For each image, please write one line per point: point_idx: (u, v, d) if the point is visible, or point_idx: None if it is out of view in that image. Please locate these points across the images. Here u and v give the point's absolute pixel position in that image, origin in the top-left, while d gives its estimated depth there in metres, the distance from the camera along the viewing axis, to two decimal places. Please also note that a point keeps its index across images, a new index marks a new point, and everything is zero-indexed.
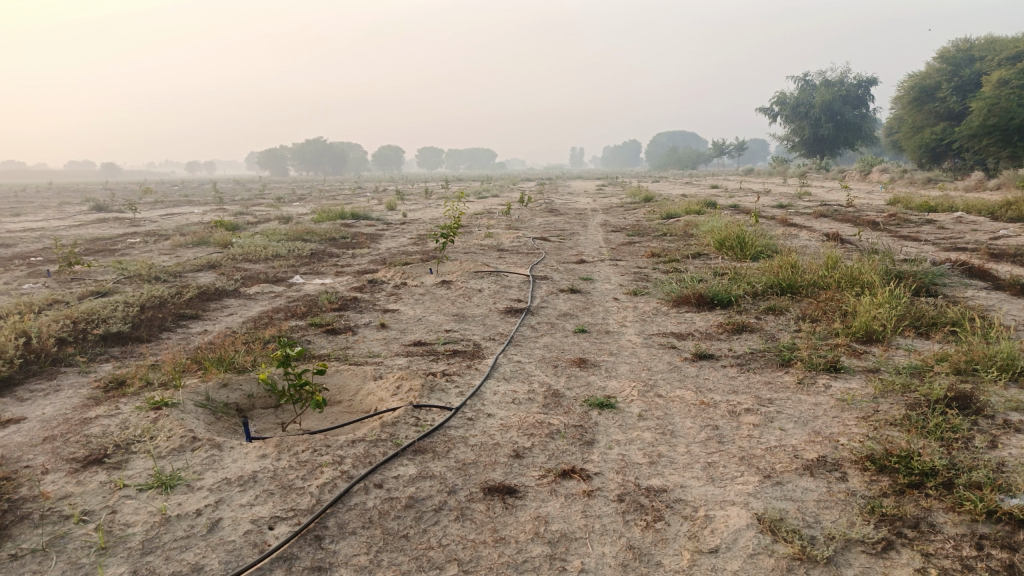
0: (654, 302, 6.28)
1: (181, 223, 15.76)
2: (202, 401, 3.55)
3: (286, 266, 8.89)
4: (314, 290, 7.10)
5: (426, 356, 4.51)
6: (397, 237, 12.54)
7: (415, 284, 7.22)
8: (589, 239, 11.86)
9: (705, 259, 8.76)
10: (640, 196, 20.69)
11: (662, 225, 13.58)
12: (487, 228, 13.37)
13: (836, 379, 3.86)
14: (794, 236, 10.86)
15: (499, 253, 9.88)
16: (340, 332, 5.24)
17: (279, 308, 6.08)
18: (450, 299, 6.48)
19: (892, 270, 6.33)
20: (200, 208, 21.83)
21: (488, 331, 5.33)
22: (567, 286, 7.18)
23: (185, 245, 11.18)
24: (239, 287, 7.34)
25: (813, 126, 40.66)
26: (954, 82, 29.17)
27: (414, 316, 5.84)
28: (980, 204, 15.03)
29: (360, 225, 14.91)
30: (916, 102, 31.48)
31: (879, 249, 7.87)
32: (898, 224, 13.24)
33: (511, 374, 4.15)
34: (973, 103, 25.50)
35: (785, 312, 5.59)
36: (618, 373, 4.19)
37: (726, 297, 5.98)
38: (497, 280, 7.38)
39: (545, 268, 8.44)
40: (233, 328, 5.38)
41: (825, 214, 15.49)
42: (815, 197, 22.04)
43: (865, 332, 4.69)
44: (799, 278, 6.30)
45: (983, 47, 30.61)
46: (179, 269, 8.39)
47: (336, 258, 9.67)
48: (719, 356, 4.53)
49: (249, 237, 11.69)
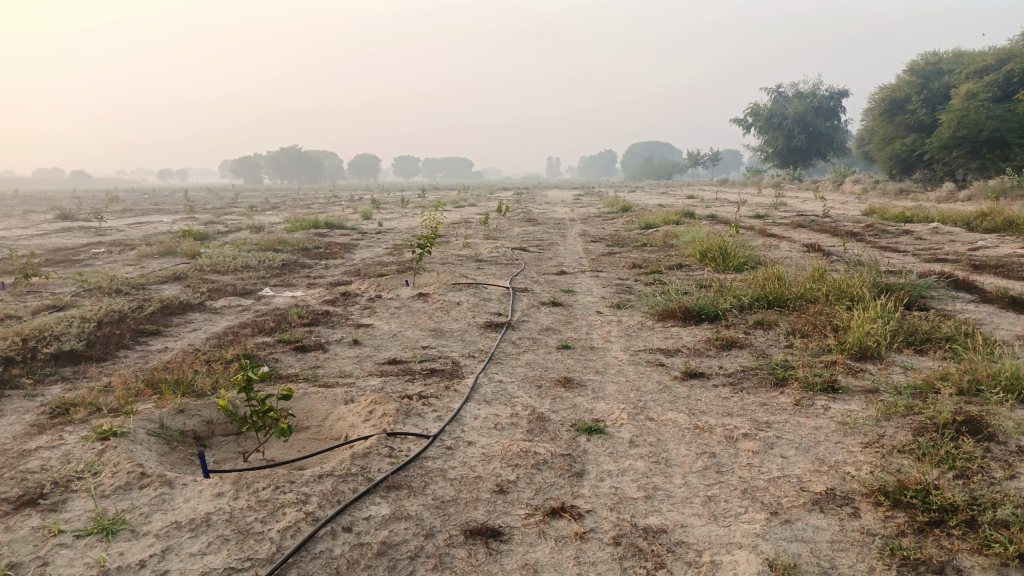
0: (639, 316, 6.07)
1: (149, 232, 15.32)
2: (155, 430, 3.26)
3: (256, 277, 8.55)
4: (285, 303, 6.80)
5: (401, 376, 4.25)
6: (372, 247, 12.24)
7: (391, 296, 6.94)
8: (569, 249, 11.68)
9: (688, 270, 8.59)
10: (618, 206, 20.60)
11: (641, 235, 13.45)
12: (465, 237, 13.13)
13: (835, 400, 3.67)
14: (776, 247, 10.76)
15: (477, 263, 9.64)
16: (310, 350, 4.95)
17: (246, 323, 5.77)
18: (427, 313, 6.21)
19: (880, 282, 6.19)
20: (169, 216, 21.31)
21: (467, 348, 5.08)
22: (548, 298, 6.95)
23: (151, 255, 10.79)
24: (206, 300, 7.01)
25: (787, 137, 41.04)
26: (925, 94, 29.56)
27: (389, 331, 5.57)
28: (955, 215, 15.09)
29: (334, 234, 14.59)
30: (887, 114, 31.87)
31: (863, 260, 7.75)
32: (876, 235, 13.22)
33: (492, 395, 3.90)
34: (943, 115, 25.85)
35: (774, 327, 5.41)
36: (605, 394, 3.96)
37: (713, 311, 5.79)
38: (476, 293, 7.13)
39: (524, 279, 8.21)
40: (196, 345, 5.07)
41: (803, 225, 15.47)
42: (791, 207, 22.13)
43: (859, 349, 4.51)
44: (787, 291, 6.13)
45: (952, 60, 31.10)
46: (143, 281, 8.03)
47: (309, 269, 9.36)
48: (710, 374, 4.32)
49: (219, 247, 11.32)
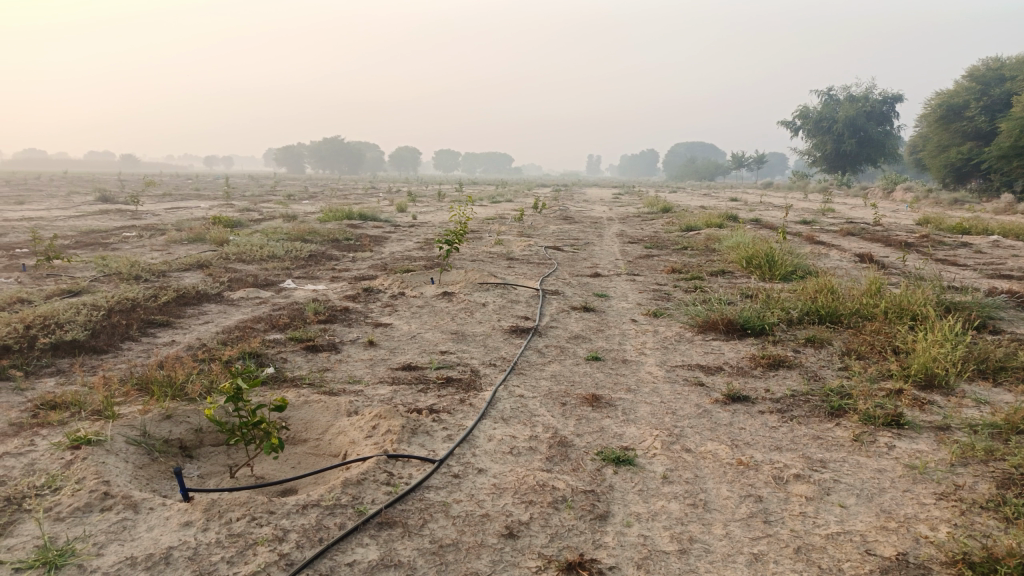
0: (677, 327, 5.64)
1: (183, 218, 15.27)
2: (137, 439, 2.95)
3: (280, 268, 8.30)
4: (304, 297, 6.51)
5: (414, 386, 3.89)
6: (403, 241, 11.95)
7: (414, 294, 6.62)
8: (605, 250, 11.24)
9: (730, 277, 8.11)
10: (658, 206, 20.05)
11: (681, 238, 12.94)
12: (498, 233, 12.77)
13: (901, 439, 3.20)
14: (824, 256, 10.18)
15: (509, 262, 9.27)
16: (321, 351, 4.62)
17: (259, 318, 5.49)
18: (450, 314, 5.86)
19: (944, 300, 5.65)
20: (207, 202, 21.36)
21: (489, 354, 4.71)
22: (580, 302, 6.55)
23: (180, 241, 10.65)
24: (224, 290, 6.75)
25: (835, 141, 39.82)
26: (984, 101, 28.31)
27: (408, 333, 5.23)
28: (1017, 228, 14.23)
29: (367, 226, 14.37)
30: (943, 121, 30.60)
31: (923, 274, 7.17)
32: (932, 247, 12.52)
33: (511, 413, 3.52)
34: (1003, 124, 24.65)
35: (826, 346, 4.95)
36: (637, 417, 3.55)
37: (759, 325, 5.32)
38: (504, 294, 6.77)
39: (556, 281, 7.82)
40: (204, 341, 4.79)
41: (853, 233, 14.78)
42: (839, 214, 21.33)
43: (925, 376, 4.03)
44: (840, 306, 5.63)
45: (1015, 67, 29.73)
46: (165, 268, 7.84)
47: (335, 261, 9.10)
48: (756, 398, 3.87)
49: (248, 236, 11.15)
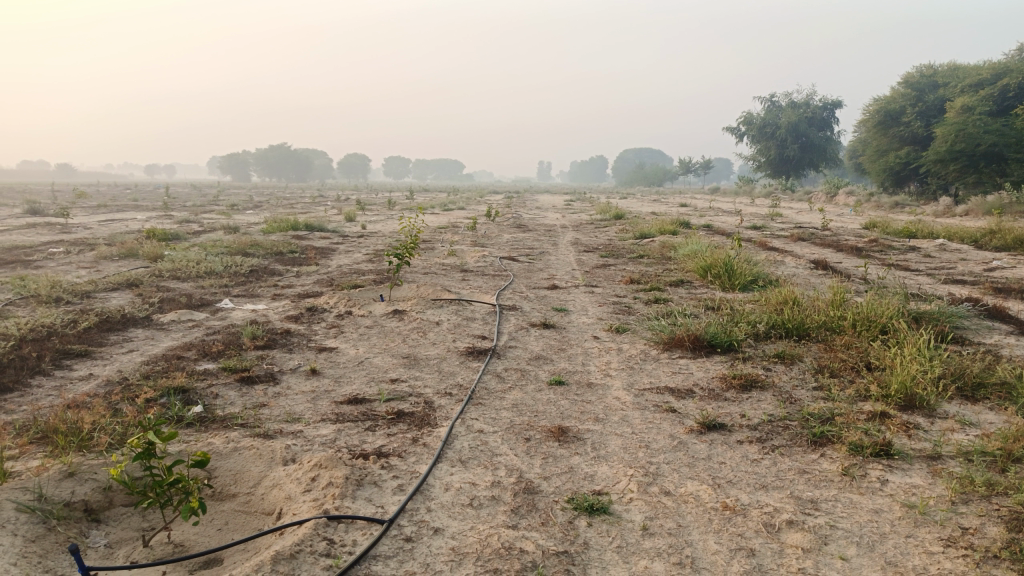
0: (641, 343, 5.37)
1: (116, 231, 14.49)
2: (31, 504, 2.48)
3: (219, 286, 7.79)
4: (242, 319, 6.04)
5: (361, 424, 3.50)
6: (352, 253, 11.49)
7: (362, 313, 6.21)
8: (561, 259, 10.97)
9: (690, 288, 7.92)
10: (611, 213, 19.94)
11: (636, 245, 12.79)
12: (451, 243, 12.41)
13: (894, 471, 2.97)
14: (781, 263, 10.10)
15: (462, 274, 8.91)
16: (257, 384, 4.19)
17: (191, 346, 5.01)
18: (401, 335, 5.47)
19: (910, 310, 5.51)
20: (145, 214, 20.48)
21: (444, 381, 4.34)
22: (538, 318, 6.24)
23: (110, 258, 10.00)
24: (153, 313, 6.23)
25: (780, 146, 40.60)
26: (919, 107, 29.10)
27: (355, 358, 4.82)
28: (961, 232, 14.50)
29: (313, 237, 13.85)
30: (881, 126, 31.38)
31: (883, 283, 7.08)
32: (883, 251, 12.62)
33: (470, 453, 3.16)
34: (938, 128, 25.33)
35: (797, 362, 4.74)
36: (609, 453, 3.25)
37: (726, 341, 5.08)
38: (458, 310, 6.41)
39: (512, 294, 7.50)
40: (125, 375, 4.30)
41: (804, 238, 14.89)
42: (787, 218, 21.57)
43: (905, 397, 3.83)
44: (807, 319, 5.44)
45: (947, 74, 30.71)
46: (90, 289, 7.25)
47: (277, 277, 8.61)
48: (733, 426, 3.60)
49: (185, 250, 10.54)
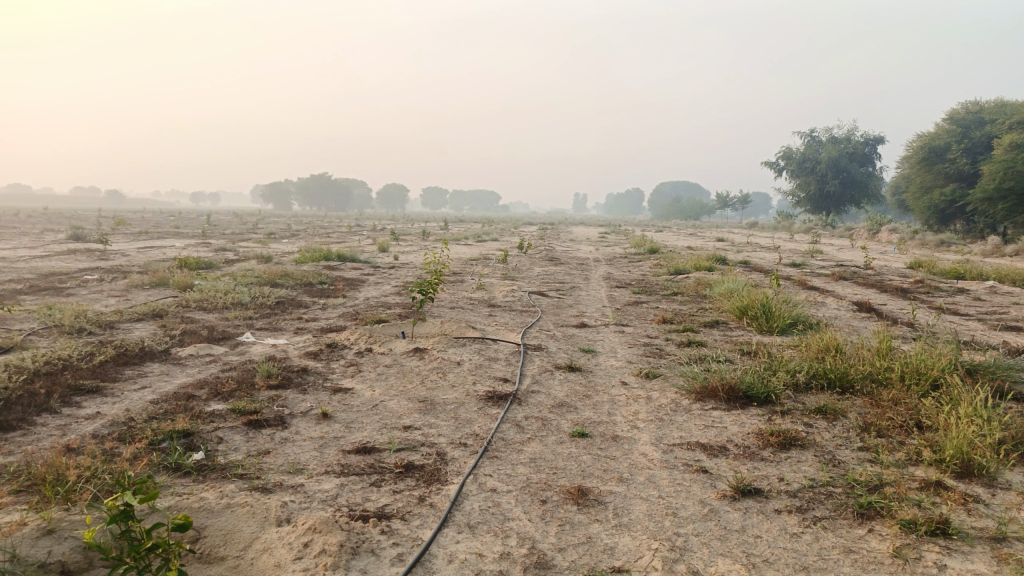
0: (672, 391, 5.08)
1: (152, 258, 14.65)
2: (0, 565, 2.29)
3: (242, 318, 7.70)
4: (260, 355, 5.90)
5: (366, 478, 3.28)
6: (380, 285, 11.39)
7: (382, 351, 6.03)
8: (592, 295, 10.71)
9: (725, 330, 7.60)
10: (645, 247, 19.65)
11: (670, 282, 12.48)
12: (481, 276, 12.26)
13: (953, 555, 2.64)
14: (821, 304, 9.71)
15: (490, 310, 8.70)
16: (265, 428, 4.01)
17: (204, 384, 4.87)
18: (419, 376, 5.26)
19: (964, 362, 5.13)
20: (183, 241, 20.78)
21: (461, 429, 4.11)
22: (564, 360, 5.99)
23: (140, 286, 10.02)
24: (172, 347, 6.13)
25: (819, 181, 39.93)
26: (965, 143, 28.37)
27: (370, 401, 4.63)
28: (1013, 273, 13.90)
29: (344, 267, 13.84)
30: (925, 162, 30.63)
31: (932, 329, 6.69)
32: (929, 293, 12.12)
33: (479, 517, 2.92)
34: (985, 166, 24.60)
35: (840, 418, 4.41)
36: (632, 520, 2.97)
37: (764, 392, 4.76)
38: (481, 349, 6.19)
39: (539, 333, 7.26)
40: (132, 414, 4.15)
41: (845, 277, 14.42)
42: (828, 255, 21.01)
43: (962, 463, 3.49)
44: (851, 369, 5.10)
45: (995, 110, 29.96)
46: (114, 320, 7.20)
47: (302, 309, 8.51)
48: (769, 492, 3.29)
49: (215, 279, 10.55)
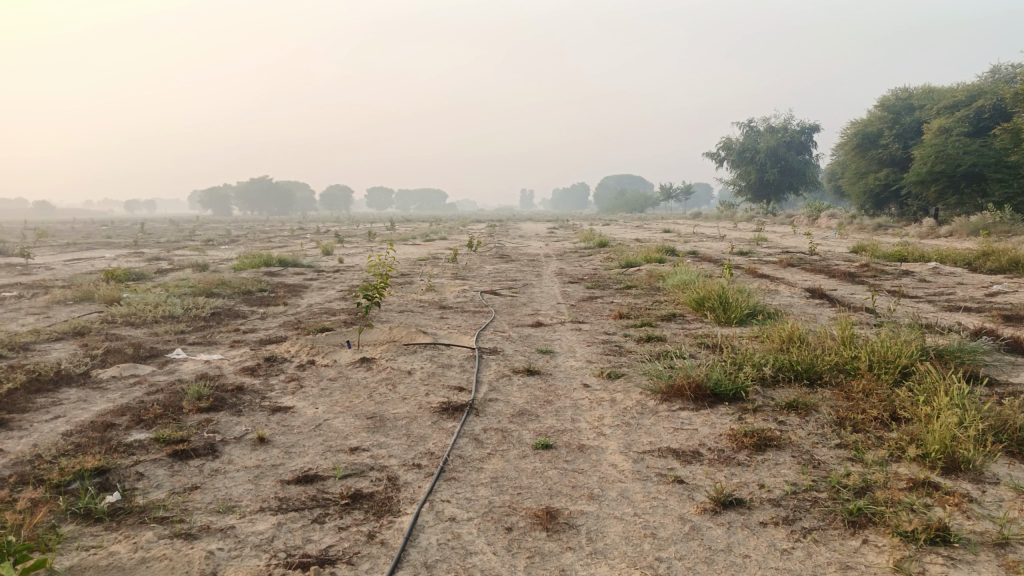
0: (637, 391, 4.81)
1: (78, 271, 13.79)
2: None
3: (174, 333, 7.15)
4: (191, 373, 5.42)
5: (308, 514, 2.90)
6: (324, 290, 10.87)
7: (326, 362, 5.61)
8: (545, 292, 10.43)
9: (683, 323, 7.40)
10: (595, 241, 19.51)
11: (622, 275, 12.29)
12: (430, 277, 11.86)
13: (959, 566, 2.43)
14: (774, 292, 9.64)
15: (441, 312, 8.32)
16: (192, 460, 3.58)
17: (126, 410, 4.39)
18: (367, 389, 4.87)
19: (931, 348, 4.99)
20: (113, 251, 19.79)
21: (414, 447, 3.75)
22: (521, 363, 5.67)
23: (62, 302, 9.32)
24: (93, 369, 5.59)
25: (759, 170, 40.59)
26: (897, 129, 29.11)
27: (312, 421, 4.22)
28: (954, 253, 14.16)
29: (287, 273, 13.25)
30: (859, 148, 31.32)
31: (889, 315, 6.60)
32: (876, 276, 12.23)
33: (437, 553, 2.59)
34: (917, 150, 25.22)
35: (813, 413, 4.21)
36: (608, 546, 2.68)
37: (732, 390, 4.53)
38: (433, 356, 5.82)
39: (493, 334, 6.92)
40: (37, 449, 3.67)
41: (793, 263, 14.49)
42: (773, 243, 21.18)
43: (947, 458, 3.30)
44: (818, 360, 4.92)
45: (923, 96, 30.83)
46: (29, 342, 6.58)
47: (240, 320, 8.00)
48: (752, 502, 3.04)
49: (145, 291, 9.90)
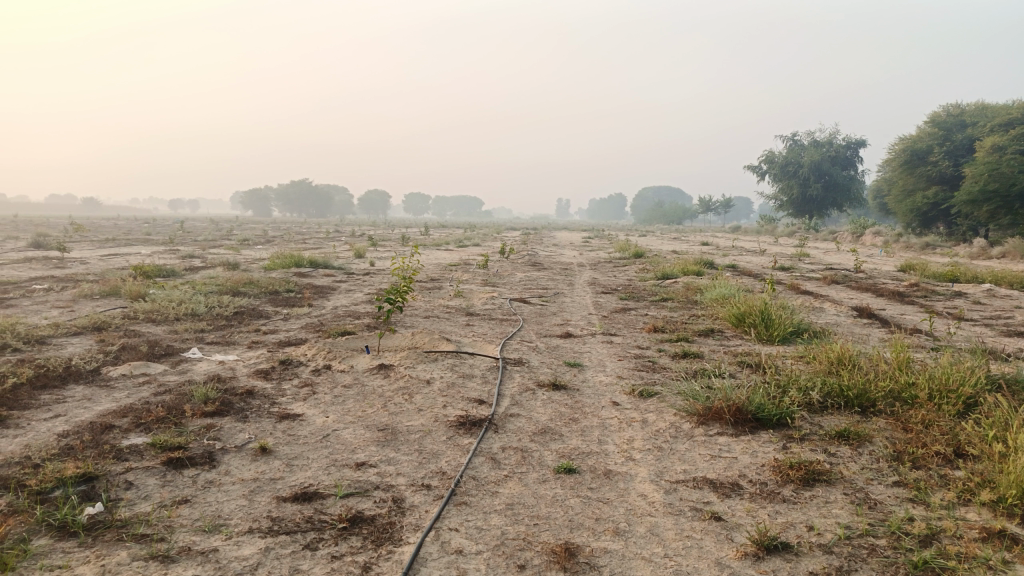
0: (671, 413, 4.46)
1: (111, 266, 13.85)
2: None
3: (194, 331, 6.98)
4: (203, 374, 5.21)
5: (300, 539, 2.62)
6: (352, 293, 10.68)
7: (342, 368, 5.36)
8: (577, 302, 10.09)
9: (721, 339, 7.01)
10: (630, 251, 19.11)
11: (658, 287, 11.91)
12: (459, 283, 11.61)
13: None
14: (819, 310, 9.15)
15: (467, 319, 8.05)
16: (187, 469, 3.33)
17: (127, 412, 4.17)
18: (382, 398, 4.60)
19: (999, 377, 4.53)
20: (150, 248, 19.96)
21: (426, 465, 3.46)
22: (548, 376, 5.35)
23: (89, 297, 9.27)
24: (104, 365, 5.42)
25: (801, 185, 39.68)
26: (947, 146, 28.12)
27: (320, 431, 3.95)
28: (1010, 275, 13.46)
29: (316, 274, 13.12)
30: (906, 165, 30.35)
31: (946, 339, 6.13)
32: (927, 297, 11.63)
33: None
34: (968, 169, 24.28)
35: (866, 445, 3.81)
36: None
37: (775, 415, 4.16)
38: (456, 365, 5.53)
39: (520, 344, 6.61)
40: (27, 450, 3.46)
41: (837, 280, 13.93)
42: (816, 259, 20.52)
43: None
44: (871, 386, 4.51)
45: (975, 113, 29.78)
46: (46, 336, 6.46)
47: (262, 321, 7.81)
48: (800, 548, 2.68)
49: (172, 288, 9.82)
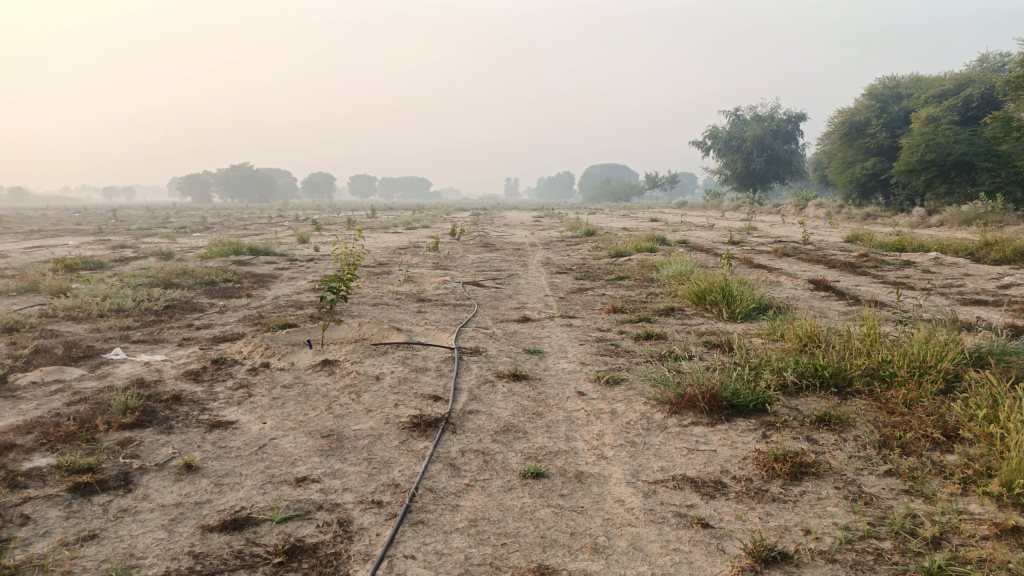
0: (641, 402, 4.16)
1: (33, 260, 12.92)
2: None
3: (118, 329, 6.38)
4: (125, 378, 4.68)
5: None
6: (294, 281, 10.11)
7: (282, 366, 4.90)
8: (532, 284, 9.74)
9: (684, 318, 6.76)
10: (582, 229, 18.85)
11: (613, 265, 11.66)
12: (409, 267, 11.14)
13: None
14: (776, 285, 8.99)
15: (419, 306, 7.62)
16: (98, 496, 2.87)
17: (32, 428, 3.65)
18: (327, 399, 4.17)
19: (973, 351, 4.35)
20: (78, 239, 18.81)
21: (377, 477, 3.07)
22: (507, 366, 4.99)
23: (4, 295, 8.50)
24: (12, 373, 4.83)
25: (745, 160, 40.04)
26: (884, 118, 28.56)
27: (256, 441, 3.51)
28: (955, 243, 13.61)
29: (258, 262, 12.46)
30: (846, 137, 30.78)
31: (910, 311, 5.98)
32: (878, 267, 11.64)
33: None
34: (904, 140, 24.68)
35: (850, 430, 3.57)
36: None
37: (752, 401, 3.90)
38: (408, 358, 5.13)
39: (475, 331, 6.23)
40: None
41: (789, 253, 13.89)
42: (765, 232, 20.61)
43: None
44: (846, 365, 4.29)
45: (910, 85, 30.31)
46: None
47: (196, 315, 7.23)
48: (799, 558, 2.39)
49: (98, 282, 9.10)
